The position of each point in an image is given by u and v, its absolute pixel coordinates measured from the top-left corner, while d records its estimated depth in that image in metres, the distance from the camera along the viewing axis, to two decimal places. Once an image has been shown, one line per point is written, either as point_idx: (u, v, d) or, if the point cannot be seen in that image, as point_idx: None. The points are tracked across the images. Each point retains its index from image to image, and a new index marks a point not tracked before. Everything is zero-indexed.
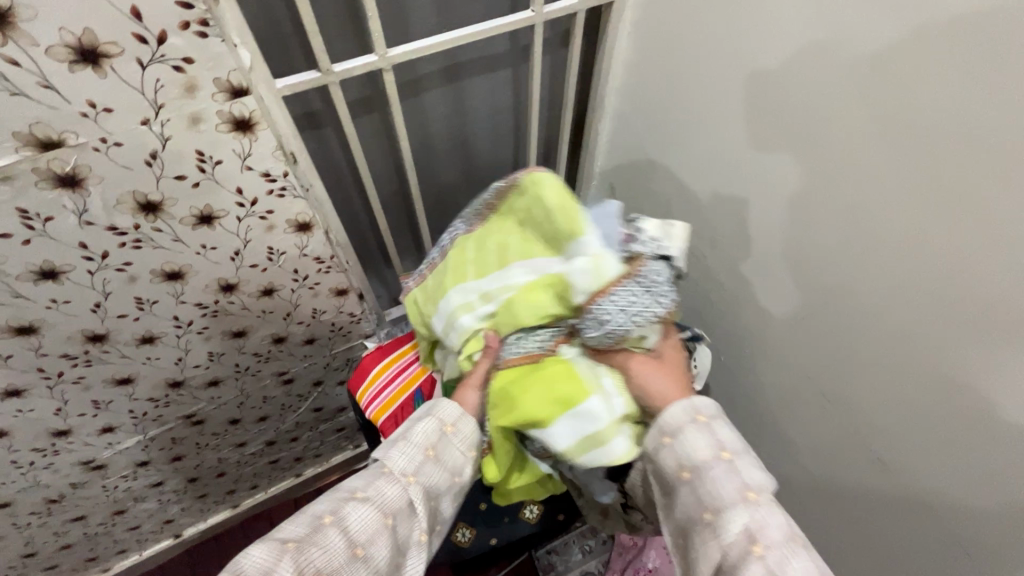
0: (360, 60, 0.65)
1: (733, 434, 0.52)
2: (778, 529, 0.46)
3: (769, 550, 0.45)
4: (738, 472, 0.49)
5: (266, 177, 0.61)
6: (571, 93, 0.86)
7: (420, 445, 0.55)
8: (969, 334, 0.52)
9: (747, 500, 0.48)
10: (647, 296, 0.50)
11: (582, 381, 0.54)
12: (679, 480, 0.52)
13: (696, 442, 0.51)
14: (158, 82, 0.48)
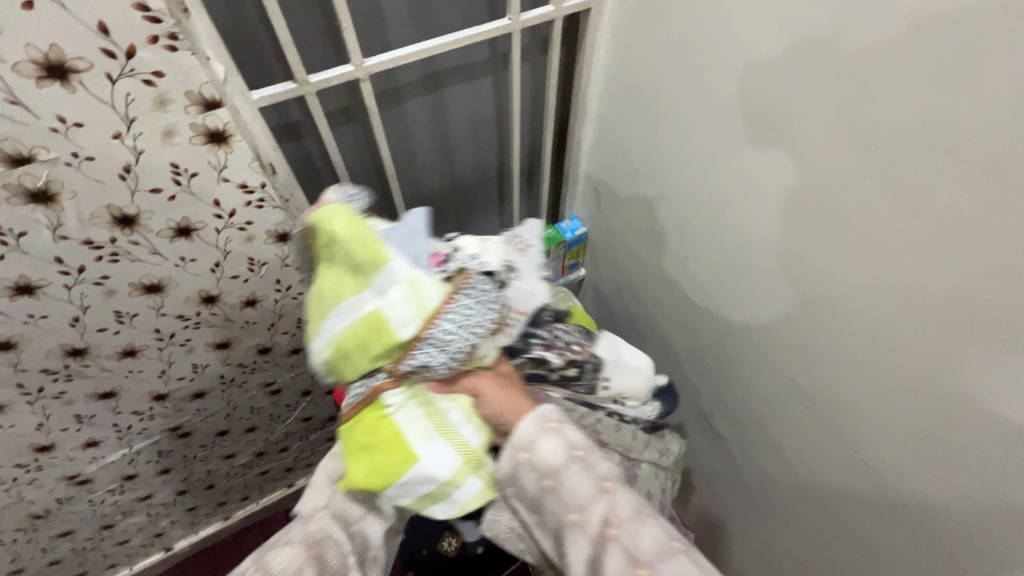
0: (337, 70, 0.65)
1: (579, 433, 0.53)
2: (628, 507, 0.48)
3: (628, 530, 0.47)
4: (590, 463, 0.51)
5: (243, 188, 0.62)
6: (553, 98, 0.86)
7: (325, 481, 0.59)
8: (950, 330, 0.52)
9: (603, 489, 0.49)
10: (479, 306, 0.51)
11: (410, 442, 0.51)
12: (542, 490, 0.51)
13: (548, 450, 0.51)
14: (129, 96, 0.48)
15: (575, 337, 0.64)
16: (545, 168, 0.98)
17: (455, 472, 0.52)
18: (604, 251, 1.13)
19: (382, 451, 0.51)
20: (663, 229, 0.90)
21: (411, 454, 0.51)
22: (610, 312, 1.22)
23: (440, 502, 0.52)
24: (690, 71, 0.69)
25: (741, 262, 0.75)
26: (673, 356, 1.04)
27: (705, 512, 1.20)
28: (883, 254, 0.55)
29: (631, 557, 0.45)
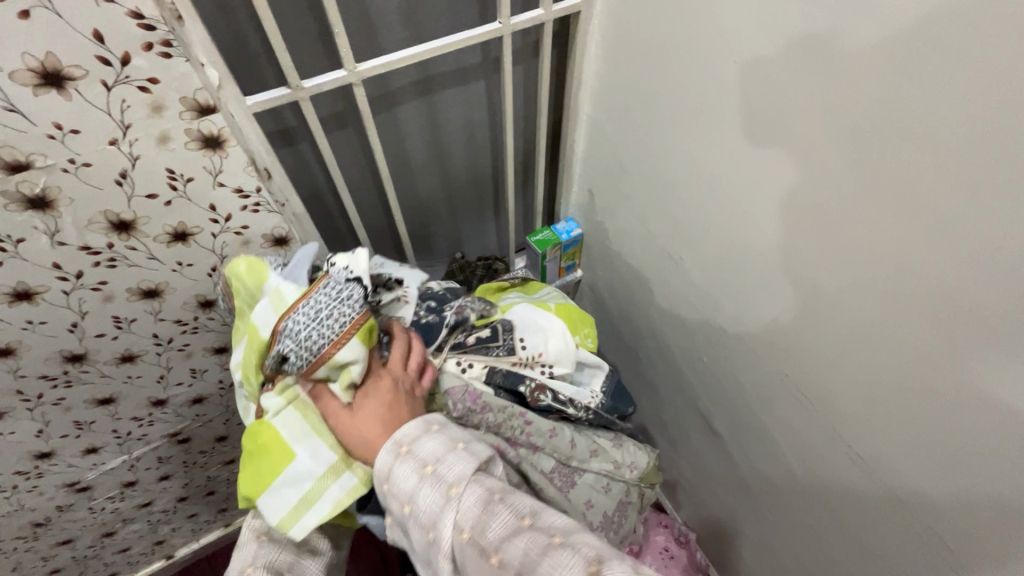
0: (330, 75, 0.66)
1: (435, 443, 0.54)
2: (474, 505, 0.49)
3: (479, 528, 0.48)
4: (437, 468, 0.52)
5: (239, 193, 0.62)
6: (545, 100, 0.87)
7: (250, 540, 0.61)
8: (941, 321, 0.52)
9: (450, 496, 0.50)
10: (331, 306, 0.57)
11: (289, 445, 0.58)
12: (405, 514, 0.52)
13: (403, 474, 0.53)
14: (124, 102, 0.49)
15: (479, 305, 0.73)
16: (539, 170, 0.99)
17: (329, 467, 0.58)
18: (599, 252, 1.13)
19: (266, 456, 0.58)
20: (657, 228, 0.90)
21: (291, 452, 0.58)
22: (608, 313, 1.22)
23: (314, 502, 0.57)
24: (679, 71, 0.70)
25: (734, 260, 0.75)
26: (670, 355, 1.05)
27: (707, 511, 1.20)
28: (874, 246, 0.55)
29: (484, 551, 0.47)
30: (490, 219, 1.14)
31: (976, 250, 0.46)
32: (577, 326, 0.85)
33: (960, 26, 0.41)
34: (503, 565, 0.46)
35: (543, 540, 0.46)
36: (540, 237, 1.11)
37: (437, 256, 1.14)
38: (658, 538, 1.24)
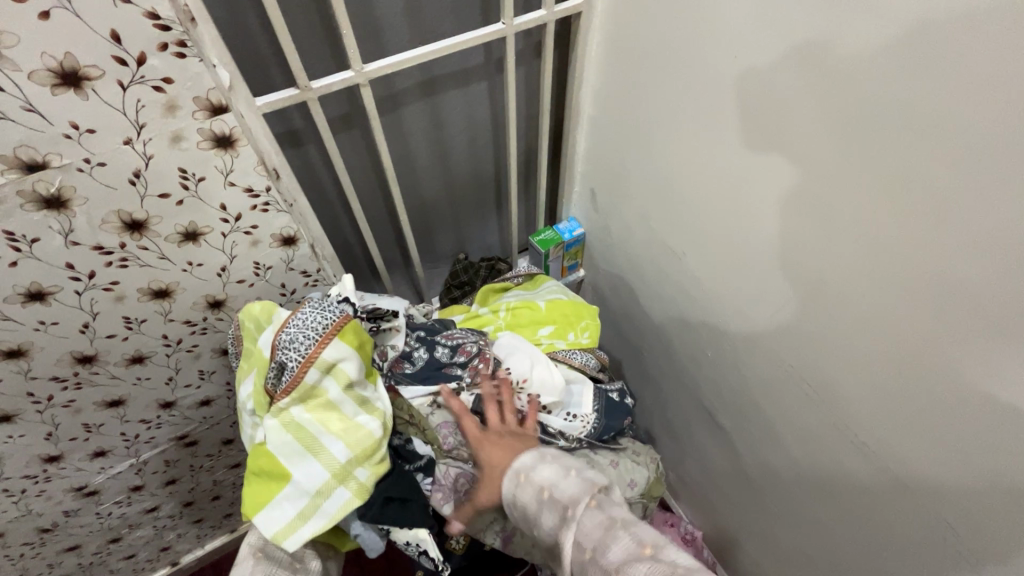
0: (338, 76, 0.67)
1: (550, 468, 0.59)
2: (593, 527, 0.52)
3: (600, 551, 0.50)
4: (554, 492, 0.56)
5: (249, 192, 0.63)
6: (546, 100, 0.89)
7: (249, 552, 0.61)
8: (941, 307, 0.53)
9: (569, 516, 0.54)
10: (317, 312, 0.62)
11: (285, 463, 0.59)
12: (537, 531, 0.57)
13: (526, 496, 0.58)
14: (139, 102, 0.49)
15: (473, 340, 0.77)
16: (541, 169, 1.00)
17: (324, 485, 0.58)
18: (601, 250, 1.14)
19: (267, 476, 0.60)
20: (659, 225, 0.91)
21: (287, 472, 0.59)
22: (611, 312, 1.23)
23: (311, 517, 0.58)
24: (679, 69, 0.71)
25: (736, 254, 0.76)
26: (674, 351, 1.05)
27: (712, 508, 1.21)
28: (872, 236, 0.56)
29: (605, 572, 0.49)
30: (493, 220, 1.15)
31: (976, 238, 0.47)
32: (572, 322, 0.87)
33: (954, 16, 0.42)
34: None
35: (667, 566, 0.46)
36: (542, 237, 1.12)
37: (440, 257, 1.15)
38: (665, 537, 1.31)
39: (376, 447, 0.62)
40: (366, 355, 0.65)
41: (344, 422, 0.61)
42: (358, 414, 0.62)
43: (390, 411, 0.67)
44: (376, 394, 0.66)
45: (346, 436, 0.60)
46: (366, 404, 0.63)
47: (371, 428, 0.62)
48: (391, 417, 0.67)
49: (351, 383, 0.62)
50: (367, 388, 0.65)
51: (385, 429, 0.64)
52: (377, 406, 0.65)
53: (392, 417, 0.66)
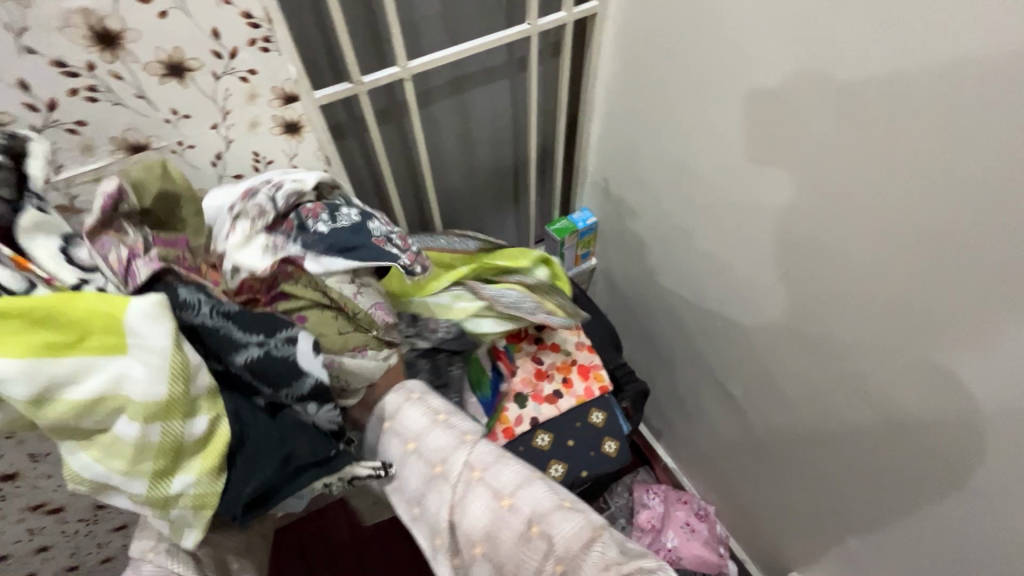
0: (384, 72, 0.75)
1: (443, 402, 0.66)
2: (488, 453, 0.60)
3: (492, 471, 0.58)
4: (453, 422, 0.63)
5: (308, 175, 0.71)
6: (564, 94, 0.97)
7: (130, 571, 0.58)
8: (926, 258, 0.60)
9: (465, 440, 0.61)
10: None
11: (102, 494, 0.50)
12: (408, 453, 0.62)
13: (414, 418, 0.64)
14: (227, 91, 0.57)
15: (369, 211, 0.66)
16: (557, 161, 1.08)
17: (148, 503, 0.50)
18: (614, 237, 1.22)
19: None
20: (669, 206, 0.99)
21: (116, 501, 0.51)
22: (622, 297, 1.30)
23: (173, 523, 0.52)
24: (688, 60, 0.80)
25: (742, 227, 0.84)
26: (684, 328, 1.13)
27: (726, 480, 1.27)
28: (864, 201, 0.64)
29: (494, 491, 0.57)
30: (510, 211, 1.22)
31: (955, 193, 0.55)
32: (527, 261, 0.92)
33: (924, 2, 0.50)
34: (512, 506, 0.56)
35: (551, 493, 0.57)
36: (557, 226, 1.20)
37: None
38: (680, 514, 1.37)
39: (178, 442, 0.49)
40: (43, 337, 0.42)
41: (102, 441, 0.47)
42: (112, 418, 0.46)
43: (159, 382, 0.47)
44: (118, 370, 0.45)
45: (118, 456, 0.47)
46: (104, 400, 0.45)
47: (142, 436, 0.47)
48: (171, 377, 0.47)
49: (56, 394, 0.44)
50: (92, 376, 0.44)
51: (164, 417, 0.48)
52: (128, 391, 0.46)
53: (166, 388, 0.47)
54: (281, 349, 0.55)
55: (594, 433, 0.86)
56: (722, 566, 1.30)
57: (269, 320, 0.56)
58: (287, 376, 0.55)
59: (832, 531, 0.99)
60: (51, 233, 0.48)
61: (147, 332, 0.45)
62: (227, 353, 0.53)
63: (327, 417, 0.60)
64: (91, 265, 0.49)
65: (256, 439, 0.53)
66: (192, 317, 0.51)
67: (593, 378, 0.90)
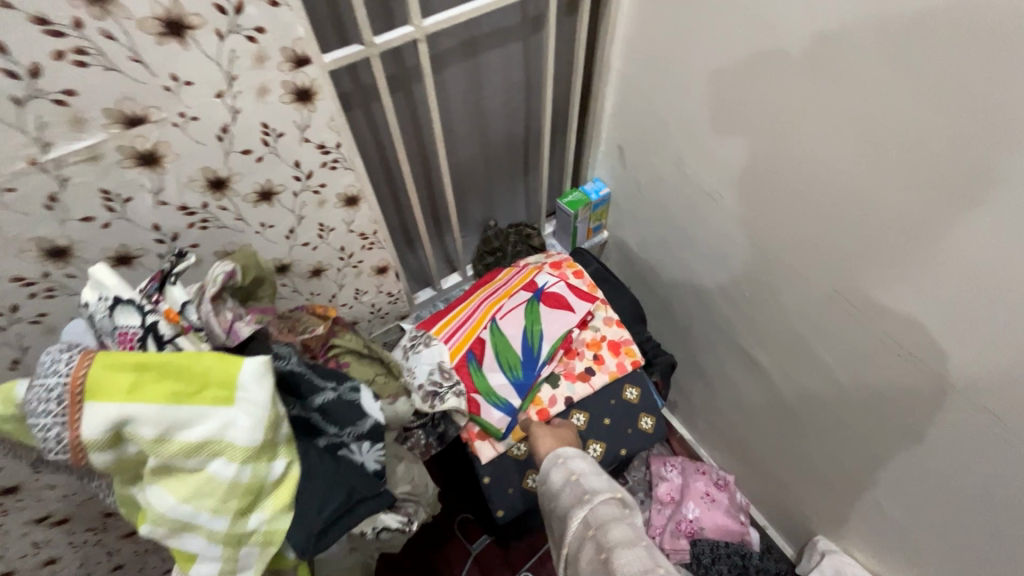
0: (397, 32, 0.68)
1: (585, 463, 0.66)
2: (602, 515, 0.59)
3: (602, 530, 0.58)
4: (580, 480, 0.64)
5: (321, 149, 0.65)
6: (580, 56, 0.91)
7: None
8: (990, 212, 0.56)
9: (582, 498, 0.62)
10: (48, 403, 0.45)
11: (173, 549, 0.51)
12: (546, 504, 0.67)
13: (552, 473, 0.67)
14: (233, 52, 0.51)
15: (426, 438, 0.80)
16: (571, 130, 1.03)
17: (223, 549, 0.50)
18: (628, 209, 1.18)
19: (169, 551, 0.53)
20: (691, 173, 0.95)
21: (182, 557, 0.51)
22: (638, 269, 1.27)
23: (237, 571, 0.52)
24: (719, 11, 0.75)
25: (774, 190, 0.80)
26: (706, 300, 1.09)
27: (747, 450, 1.26)
28: (919, 154, 0.60)
29: (599, 549, 0.57)
30: (520, 185, 1.17)
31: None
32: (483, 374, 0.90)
33: None
34: (607, 562, 0.56)
35: (652, 560, 0.54)
36: (570, 199, 1.15)
37: (471, 225, 1.17)
38: (698, 485, 1.37)
39: (260, 483, 0.51)
40: (170, 385, 0.46)
41: (194, 480, 0.48)
42: (209, 460, 0.48)
43: (256, 432, 0.48)
44: (223, 420, 0.47)
45: (206, 497, 0.48)
46: (207, 445, 0.47)
47: (235, 477, 0.49)
48: (268, 427, 0.49)
49: (169, 435, 0.46)
50: (201, 424, 0.47)
51: (253, 460, 0.49)
52: (229, 439, 0.47)
53: (262, 437, 0.48)
54: (350, 395, 0.63)
55: (628, 409, 0.85)
56: (744, 534, 1.32)
57: (339, 371, 0.64)
58: (349, 417, 0.62)
59: (862, 499, 0.98)
60: (180, 298, 0.57)
61: (252, 389, 0.47)
62: (306, 396, 0.60)
63: (374, 457, 0.64)
64: (201, 325, 0.57)
65: (324, 478, 0.56)
66: (284, 365, 0.59)
67: (624, 352, 0.87)
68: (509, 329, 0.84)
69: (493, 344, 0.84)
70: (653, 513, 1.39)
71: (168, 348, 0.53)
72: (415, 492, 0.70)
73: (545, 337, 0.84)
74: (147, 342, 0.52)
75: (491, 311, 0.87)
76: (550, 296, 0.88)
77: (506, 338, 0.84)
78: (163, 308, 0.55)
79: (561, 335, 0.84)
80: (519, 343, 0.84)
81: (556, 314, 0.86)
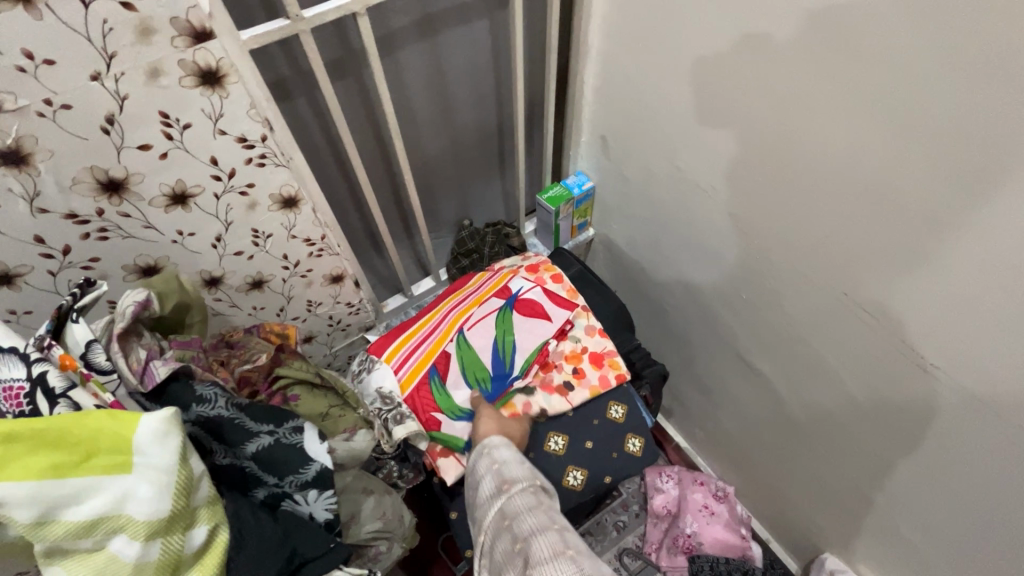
0: (331, 3, 0.58)
1: (510, 453, 0.63)
2: (521, 505, 0.55)
3: (517, 519, 0.53)
4: (501, 469, 0.60)
5: (242, 142, 0.55)
6: (553, 34, 0.81)
7: None
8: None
9: (501, 489, 0.57)
10: None
11: None
12: (470, 504, 0.61)
13: (478, 469, 0.62)
14: (106, 24, 0.41)
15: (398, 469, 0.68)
16: (547, 118, 0.93)
17: None
18: (614, 204, 1.08)
19: None
20: (680, 163, 0.85)
21: None
22: (627, 269, 1.17)
23: None
24: None
25: (767, 182, 0.71)
26: (701, 301, 1.00)
27: (747, 460, 1.17)
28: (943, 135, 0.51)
29: (515, 539, 0.52)
30: (497, 181, 1.08)
31: None
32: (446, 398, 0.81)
33: None
34: (523, 551, 0.50)
35: (563, 543, 0.49)
36: (551, 194, 1.06)
37: (444, 224, 1.07)
38: (697, 497, 1.28)
39: (177, 560, 0.40)
40: (45, 455, 0.34)
41: (90, 564, 0.37)
42: (107, 538, 0.37)
43: (167, 499, 0.38)
44: (120, 491, 0.36)
45: None
46: (100, 523, 0.36)
47: (144, 558, 0.38)
48: (177, 492, 0.38)
49: (44, 520, 0.35)
50: (91, 499, 0.36)
51: (163, 537, 0.38)
52: (130, 510, 0.37)
53: (172, 505, 0.38)
54: (290, 438, 0.52)
55: (614, 430, 0.76)
56: (745, 549, 1.23)
57: (276, 409, 0.53)
58: (291, 464, 0.51)
59: (873, 517, 0.89)
60: (83, 337, 0.43)
61: (154, 446, 0.37)
62: (236, 444, 0.49)
63: (324, 507, 0.54)
64: (111, 367, 0.44)
65: (257, 544, 0.46)
66: (206, 410, 0.48)
67: (608, 365, 0.78)
68: (477, 342, 0.76)
69: (459, 359, 0.75)
70: (649, 527, 1.26)
71: (63, 404, 0.38)
72: (388, 529, 0.63)
73: (518, 349, 0.75)
74: (36, 397, 0.39)
75: (458, 321, 0.78)
76: (524, 304, 0.79)
77: (474, 352, 0.75)
78: (58, 353, 0.41)
79: (537, 348, 0.76)
80: (488, 356, 0.75)
81: (532, 323, 0.77)
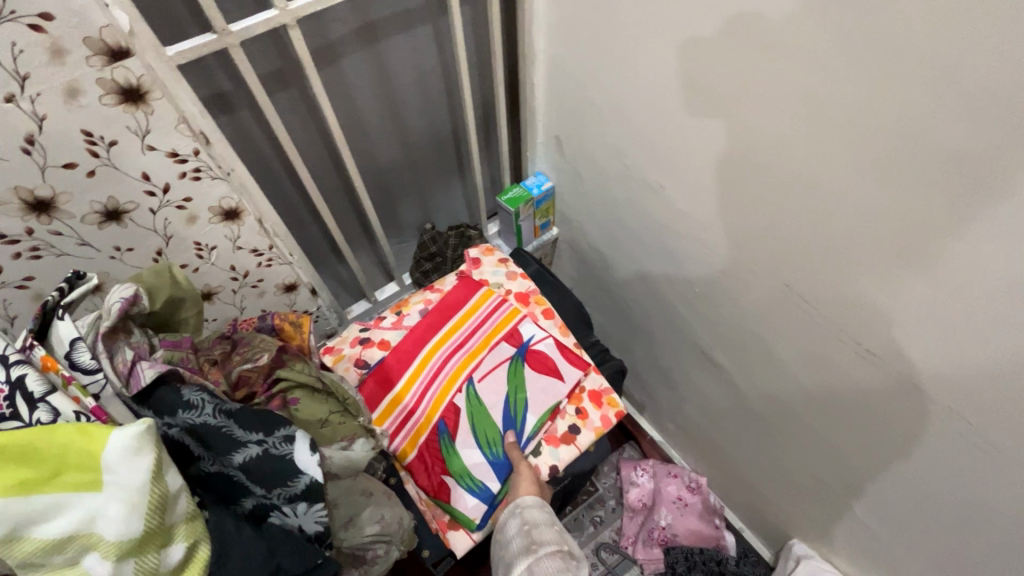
0: (259, 17, 0.58)
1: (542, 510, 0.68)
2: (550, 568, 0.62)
3: None
4: (531, 527, 0.66)
5: (174, 157, 0.56)
6: (497, 38, 0.82)
7: None
8: (936, 188, 0.48)
9: (530, 548, 0.65)
10: None
11: None
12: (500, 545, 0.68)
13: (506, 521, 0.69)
14: (15, 46, 0.41)
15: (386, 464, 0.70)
16: (500, 119, 0.94)
17: None
18: (573, 203, 1.09)
19: None
20: (630, 160, 0.86)
21: None
22: (591, 267, 1.19)
23: None
24: None
25: (708, 176, 0.73)
26: (661, 296, 1.02)
27: (716, 451, 1.18)
28: (855, 127, 0.52)
29: None
30: (458, 183, 1.08)
31: (976, 101, 0.43)
32: None
33: None
34: None
35: None
36: (510, 196, 1.06)
37: (407, 229, 1.08)
38: (670, 489, 1.31)
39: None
40: (11, 473, 0.31)
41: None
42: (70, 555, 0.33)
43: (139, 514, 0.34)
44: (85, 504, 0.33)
45: None
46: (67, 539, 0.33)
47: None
48: (149, 510, 0.35)
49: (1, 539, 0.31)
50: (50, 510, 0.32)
51: (136, 552, 0.35)
52: (97, 524, 0.33)
53: (144, 523, 0.34)
54: (281, 448, 0.47)
55: None
56: (719, 538, 1.24)
57: (270, 415, 0.48)
58: (280, 478, 0.46)
59: (833, 500, 0.91)
60: (65, 337, 0.42)
61: (125, 466, 0.34)
62: (222, 453, 0.44)
63: (315, 520, 0.48)
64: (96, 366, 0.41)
65: (244, 556, 0.42)
66: (193, 418, 0.43)
67: (607, 403, 0.80)
68: (488, 396, 0.77)
69: (468, 413, 0.75)
70: (624, 521, 1.32)
71: (41, 409, 0.36)
72: (388, 531, 0.58)
73: (529, 408, 0.77)
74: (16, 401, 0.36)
75: (465, 369, 0.78)
76: (536, 348, 0.80)
77: (485, 407, 0.76)
78: (38, 354, 0.40)
79: (548, 408, 0.77)
80: (500, 412, 0.76)
81: (544, 373, 0.78)
